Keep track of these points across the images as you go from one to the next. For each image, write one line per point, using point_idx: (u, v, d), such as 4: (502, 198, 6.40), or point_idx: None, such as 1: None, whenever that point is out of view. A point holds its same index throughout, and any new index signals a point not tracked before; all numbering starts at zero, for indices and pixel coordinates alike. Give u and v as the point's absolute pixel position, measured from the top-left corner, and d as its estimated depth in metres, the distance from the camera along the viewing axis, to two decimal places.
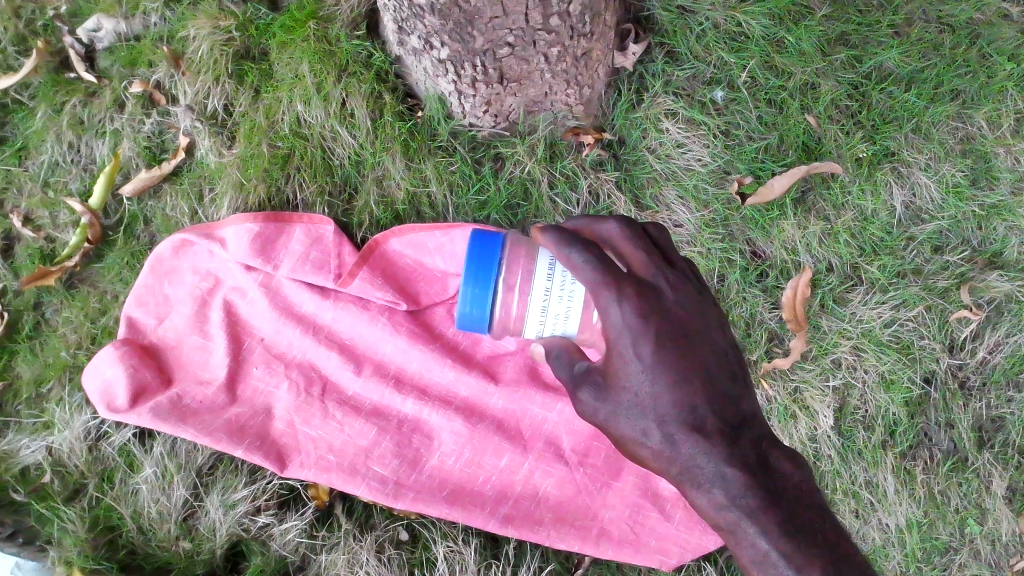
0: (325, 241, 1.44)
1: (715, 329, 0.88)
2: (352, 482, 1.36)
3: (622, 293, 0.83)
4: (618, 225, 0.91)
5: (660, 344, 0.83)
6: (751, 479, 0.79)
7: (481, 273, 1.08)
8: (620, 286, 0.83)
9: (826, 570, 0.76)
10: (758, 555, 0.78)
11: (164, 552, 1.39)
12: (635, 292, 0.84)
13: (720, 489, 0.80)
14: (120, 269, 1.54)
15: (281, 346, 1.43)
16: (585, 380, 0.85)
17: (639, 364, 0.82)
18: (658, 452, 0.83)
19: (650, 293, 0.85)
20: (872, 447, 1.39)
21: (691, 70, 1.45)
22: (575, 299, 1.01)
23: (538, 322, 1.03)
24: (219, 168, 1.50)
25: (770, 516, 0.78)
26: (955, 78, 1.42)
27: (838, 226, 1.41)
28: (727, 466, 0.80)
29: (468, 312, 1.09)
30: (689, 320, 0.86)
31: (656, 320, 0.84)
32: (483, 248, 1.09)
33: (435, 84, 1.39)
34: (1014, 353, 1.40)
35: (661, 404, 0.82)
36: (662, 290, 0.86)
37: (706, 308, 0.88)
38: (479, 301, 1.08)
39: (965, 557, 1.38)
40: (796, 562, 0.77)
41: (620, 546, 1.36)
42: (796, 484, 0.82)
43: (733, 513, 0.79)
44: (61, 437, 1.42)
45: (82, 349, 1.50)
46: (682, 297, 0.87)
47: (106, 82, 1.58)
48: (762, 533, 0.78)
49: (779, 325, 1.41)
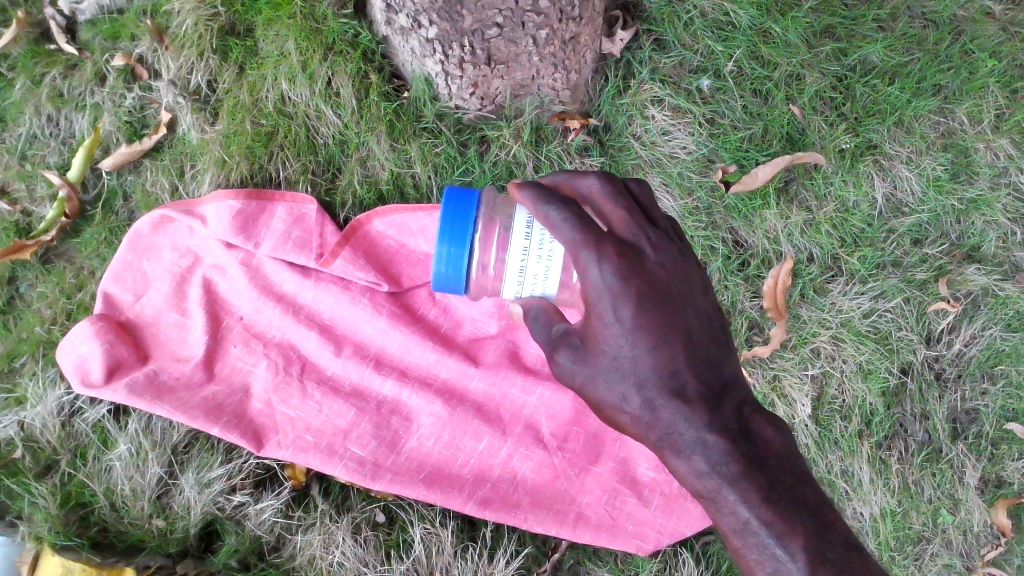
0: (308, 221, 1.43)
1: (698, 293, 0.88)
2: (330, 463, 1.35)
3: (601, 253, 0.83)
4: (598, 180, 0.91)
5: (641, 307, 0.83)
6: (731, 447, 0.81)
7: (458, 232, 1.05)
8: (598, 245, 0.83)
9: (804, 538, 0.78)
10: (738, 523, 0.79)
11: (137, 530, 1.37)
12: (615, 251, 0.84)
13: (701, 457, 0.81)
14: (97, 246, 1.51)
15: (260, 325, 1.41)
16: (562, 342, 0.87)
17: (619, 327, 0.83)
18: (638, 418, 0.84)
19: (631, 252, 0.85)
20: (848, 436, 1.40)
21: (678, 58, 1.46)
22: (553, 259, 1.00)
23: (517, 282, 1.01)
24: (200, 145, 1.49)
25: (750, 484, 0.79)
26: (938, 73, 1.43)
27: (820, 218, 1.42)
28: (708, 433, 0.80)
29: (443, 272, 1.07)
30: (670, 280, 0.86)
31: (637, 281, 0.83)
32: (458, 204, 1.06)
33: (422, 65, 1.38)
34: (990, 346, 1.41)
35: (641, 368, 0.83)
36: (643, 249, 0.86)
37: (688, 269, 0.89)
38: (455, 261, 1.06)
39: (937, 547, 1.39)
40: (777, 530, 0.78)
41: (598, 531, 1.36)
42: (776, 453, 0.83)
43: (713, 480, 0.80)
44: (34, 412, 1.40)
45: (57, 325, 1.48)
46: (664, 256, 0.87)
47: (87, 54, 1.56)
48: (743, 502, 0.79)
49: (760, 313, 1.42)
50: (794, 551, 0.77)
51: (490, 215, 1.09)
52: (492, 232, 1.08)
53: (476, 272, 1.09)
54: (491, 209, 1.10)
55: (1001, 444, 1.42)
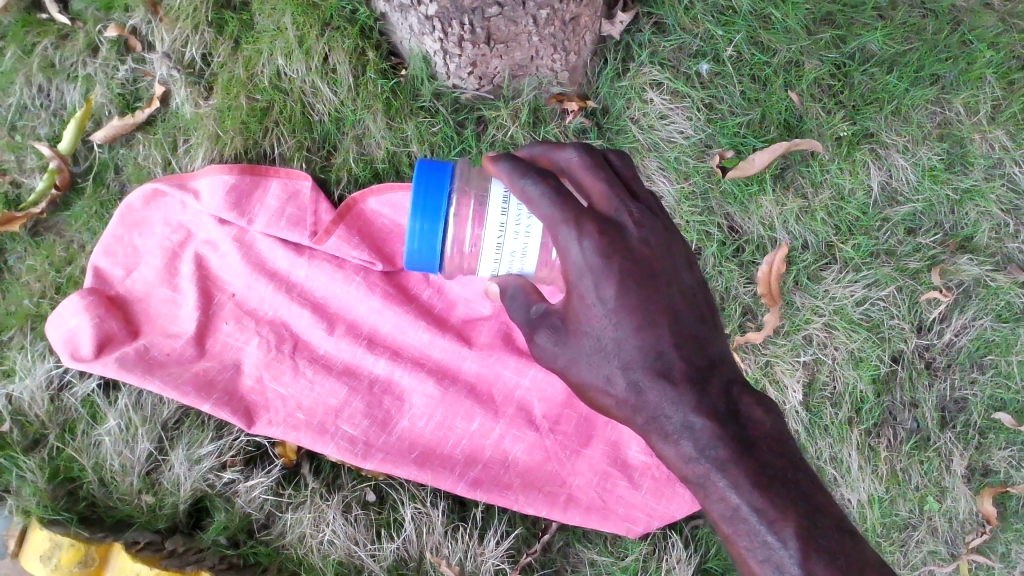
0: (302, 198, 1.42)
1: (682, 267, 0.88)
2: (321, 441, 1.34)
3: (583, 231, 0.83)
4: (577, 153, 0.89)
5: (623, 286, 0.83)
6: (720, 431, 0.81)
7: (431, 205, 1.04)
8: (579, 222, 0.83)
9: (798, 525, 0.77)
10: (728, 509, 0.79)
11: (125, 506, 1.36)
12: (597, 229, 0.83)
13: (689, 441, 0.81)
14: (88, 219, 1.50)
15: (253, 302, 1.40)
16: (542, 323, 0.87)
17: (601, 307, 0.83)
18: (622, 401, 0.84)
19: (612, 230, 0.84)
20: (838, 423, 1.41)
21: (678, 42, 1.45)
22: (531, 236, 1.00)
23: (494, 261, 1.01)
24: (194, 119, 1.48)
25: (740, 470, 0.79)
26: (937, 63, 1.43)
27: (815, 205, 1.42)
28: (695, 416, 0.81)
29: (416, 248, 1.06)
30: (653, 257, 0.86)
31: (619, 259, 0.83)
32: (429, 178, 1.06)
33: (421, 43, 1.37)
34: (979, 336, 1.42)
35: (625, 349, 0.83)
36: (625, 225, 0.86)
37: (672, 243, 0.88)
38: (429, 236, 1.05)
39: (923, 534, 1.40)
40: (769, 517, 0.78)
41: (587, 513, 1.37)
42: (768, 436, 0.82)
43: (702, 465, 0.80)
44: (22, 385, 1.38)
45: (46, 298, 1.46)
46: (647, 233, 0.86)
47: (80, 25, 1.54)
48: (733, 487, 0.79)
49: (753, 300, 1.43)
50: (786, 539, 0.76)
51: (463, 188, 1.07)
52: (465, 209, 1.07)
53: (450, 249, 1.08)
54: (464, 182, 1.08)
55: (988, 433, 1.43)
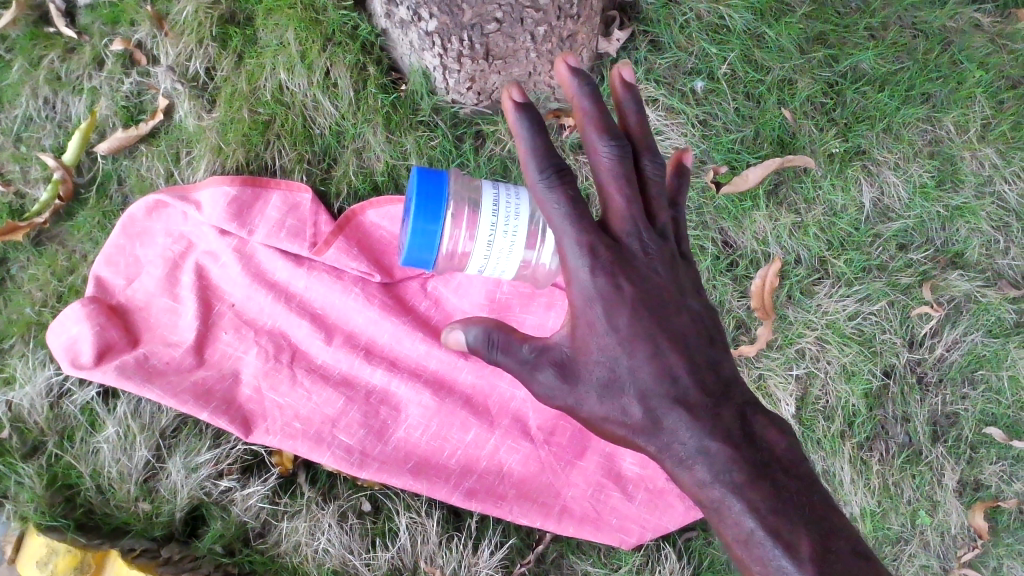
0: (302, 210, 1.44)
1: (689, 295, 0.90)
2: (318, 450, 1.35)
3: (594, 262, 0.84)
4: (613, 150, 0.85)
5: (636, 315, 0.84)
6: (735, 455, 0.82)
7: (432, 205, 1.06)
8: (592, 251, 0.83)
9: (812, 546, 0.78)
10: (743, 534, 0.80)
11: (122, 513, 1.37)
12: (606, 256, 0.84)
13: (704, 466, 0.82)
14: (90, 229, 1.52)
15: (252, 312, 1.42)
16: (545, 359, 0.86)
17: (613, 337, 0.84)
18: (639, 429, 0.85)
19: (623, 258, 0.85)
20: (830, 436, 1.42)
21: (673, 59, 1.47)
22: (518, 236, 1.05)
23: (482, 257, 1.06)
24: (197, 131, 1.50)
25: (755, 493, 0.80)
26: (927, 82, 1.46)
27: (808, 221, 1.44)
28: (710, 441, 0.82)
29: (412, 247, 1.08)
30: (659, 284, 0.87)
31: (630, 289, 0.84)
32: (429, 177, 1.07)
33: (420, 58, 1.39)
34: (970, 351, 1.44)
35: (640, 378, 0.84)
36: (637, 251, 0.86)
37: (678, 269, 0.90)
38: (427, 235, 1.07)
39: (916, 548, 1.41)
40: (784, 540, 0.79)
41: (581, 524, 1.38)
42: (781, 459, 0.84)
43: (716, 490, 0.82)
44: (22, 392, 1.40)
45: (47, 307, 1.48)
46: (656, 259, 0.87)
47: (87, 38, 1.57)
48: (748, 512, 0.80)
49: (747, 313, 1.44)
50: (800, 560, 0.78)
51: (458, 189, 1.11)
52: (461, 209, 1.09)
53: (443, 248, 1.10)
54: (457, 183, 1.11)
55: (979, 448, 1.44)
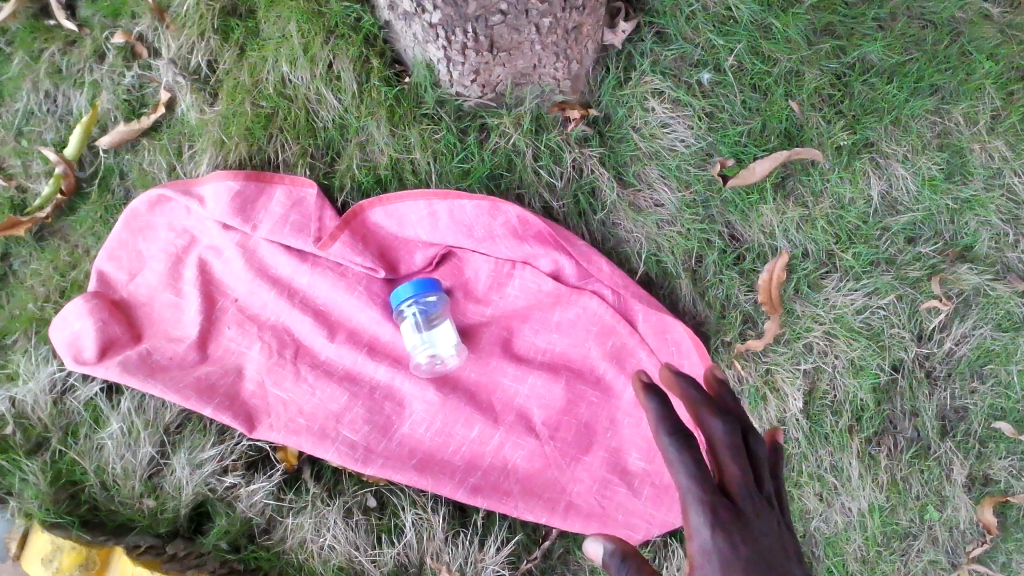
0: (306, 205, 1.42)
1: (793, 562, 0.82)
2: (321, 446, 1.34)
3: (714, 514, 0.80)
4: (726, 428, 0.85)
5: (724, 525, 0.80)
6: None
7: None
8: (713, 505, 0.81)
9: None
10: None
11: (127, 509, 1.36)
12: (727, 512, 0.81)
13: None
14: (93, 224, 1.51)
15: (255, 307, 1.42)
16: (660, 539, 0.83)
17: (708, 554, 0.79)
18: None
19: (739, 517, 0.81)
20: (838, 431, 1.41)
21: (679, 51, 1.47)
22: None
23: None
24: (199, 125, 1.49)
25: None
26: (936, 73, 1.44)
27: (815, 213, 1.43)
28: None
29: None
30: (767, 548, 0.81)
31: (730, 509, 0.81)
32: None
33: (424, 51, 1.38)
34: (980, 346, 1.42)
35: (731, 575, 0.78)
36: (749, 516, 0.82)
37: (786, 539, 0.84)
38: None
39: (924, 543, 1.40)
40: None
41: (587, 519, 1.36)
42: None
43: None
44: (25, 388, 1.39)
45: (50, 302, 1.48)
46: (768, 525, 0.82)
47: (87, 31, 1.56)
48: None
49: (754, 308, 1.44)
50: None
51: None
52: None
53: None
54: None
55: (988, 443, 1.43)
